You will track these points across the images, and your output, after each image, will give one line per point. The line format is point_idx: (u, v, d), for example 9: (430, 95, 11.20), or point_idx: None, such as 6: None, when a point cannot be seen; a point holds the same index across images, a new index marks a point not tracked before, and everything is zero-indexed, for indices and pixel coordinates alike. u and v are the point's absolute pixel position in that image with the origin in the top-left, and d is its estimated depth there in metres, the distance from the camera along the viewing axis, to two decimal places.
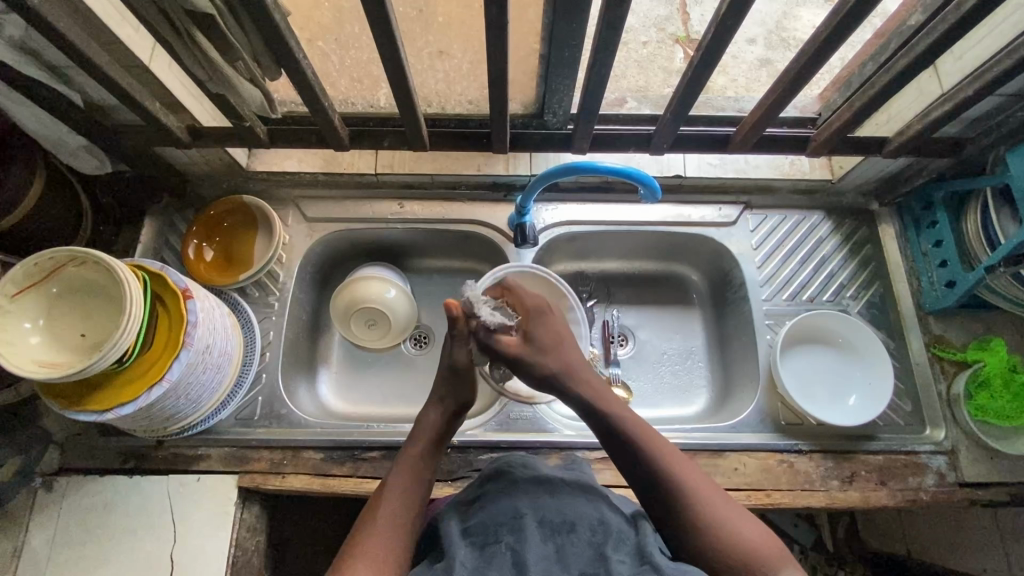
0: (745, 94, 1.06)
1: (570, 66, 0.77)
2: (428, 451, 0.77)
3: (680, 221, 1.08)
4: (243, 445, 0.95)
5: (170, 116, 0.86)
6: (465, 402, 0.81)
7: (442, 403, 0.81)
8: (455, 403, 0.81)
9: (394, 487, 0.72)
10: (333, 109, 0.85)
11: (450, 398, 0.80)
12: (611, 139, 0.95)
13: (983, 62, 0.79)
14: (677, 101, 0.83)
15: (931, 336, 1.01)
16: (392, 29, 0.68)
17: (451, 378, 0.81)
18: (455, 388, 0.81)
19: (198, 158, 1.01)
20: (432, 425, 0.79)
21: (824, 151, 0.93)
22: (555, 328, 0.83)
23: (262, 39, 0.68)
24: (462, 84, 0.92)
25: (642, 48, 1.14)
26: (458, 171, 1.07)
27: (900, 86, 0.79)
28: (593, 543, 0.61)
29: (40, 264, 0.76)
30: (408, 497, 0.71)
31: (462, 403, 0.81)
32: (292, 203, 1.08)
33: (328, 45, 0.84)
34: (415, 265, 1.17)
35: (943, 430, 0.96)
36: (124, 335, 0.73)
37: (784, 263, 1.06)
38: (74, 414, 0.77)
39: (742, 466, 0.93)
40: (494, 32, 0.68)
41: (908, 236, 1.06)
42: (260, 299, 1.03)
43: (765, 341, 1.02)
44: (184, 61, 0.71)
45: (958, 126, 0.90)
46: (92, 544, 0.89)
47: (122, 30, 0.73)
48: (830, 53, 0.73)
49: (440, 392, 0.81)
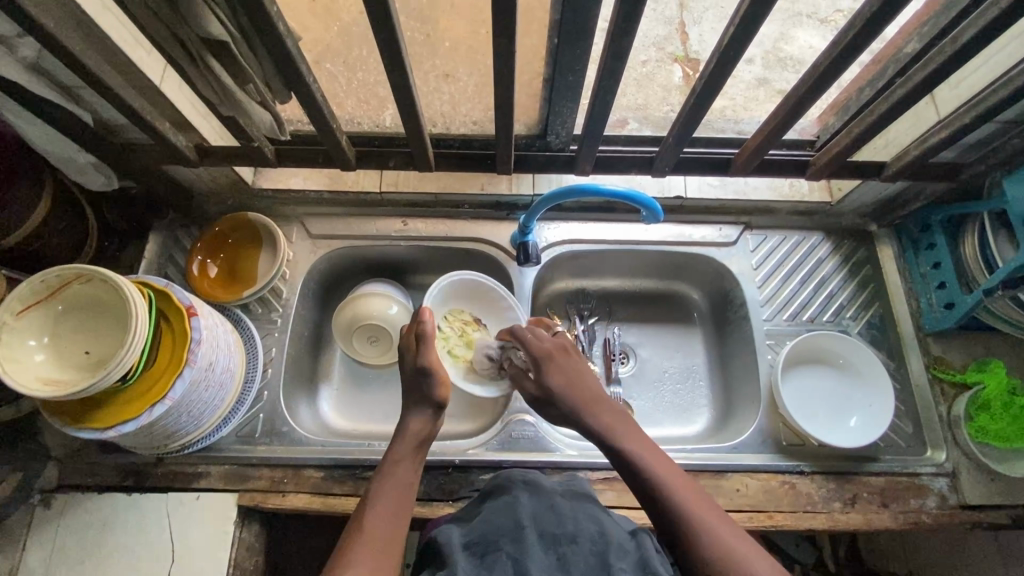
0: (745, 115, 1.08)
1: (573, 90, 0.78)
2: (413, 455, 0.77)
3: (681, 241, 1.09)
4: (244, 463, 0.95)
5: (179, 135, 0.87)
6: (440, 399, 0.82)
7: (419, 407, 0.81)
8: (432, 402, 0.82)
9: (386, 488, 0.72)
10: (340, 129, 0.86)
11: (425, 397, 0.81)
12: (613, 160, 0.97)
13: (978, 90, 0.81)
14: (679, 126, 0.85)
15: (931, 357, 1.02)
16: (402, 56, 0.69)
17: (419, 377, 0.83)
18: (422, 390, 0.82)
19: (205, 176, 1.02)
20: (412, 431, 0.79)
21: (823, 175, 0.95)
22: (567, 373, 0.85)
23: (275, 66, 0.70)
24: (467, 105, 0.94)
25: (641, 67, 1.15)
26: (461, 190, 1.09)
27: (898, 114, 0.81)
28: (595, 553, 0.61)
29: (46, 280, 0.76)
30: (400, 496, 0.72)
31: (440, 400, 0.82)
32: (297, 220, 1.09)
33: (336, 68, 0.88)
34: (417, 282, 1.18)
35: (944, 452, 0.96)
36: (128, 353, 0.73)
37: (784, 284, 1.07)
38: (77, 432, 0.77)
39: (744, 488, 0.93)
40: (502, 60, 0.69)
41: (907, 257, 1.07)
42: (263, 315, 1.04)
43: (766, 361, 1.02)
44: (197, 84, 0.73)
45: (955, 151, 0.91)
46: (89, 562, 0.88)
47: (135, 53, 0.74)
48: (829, 83, 0.74)
49: (415, 396, 0.83)
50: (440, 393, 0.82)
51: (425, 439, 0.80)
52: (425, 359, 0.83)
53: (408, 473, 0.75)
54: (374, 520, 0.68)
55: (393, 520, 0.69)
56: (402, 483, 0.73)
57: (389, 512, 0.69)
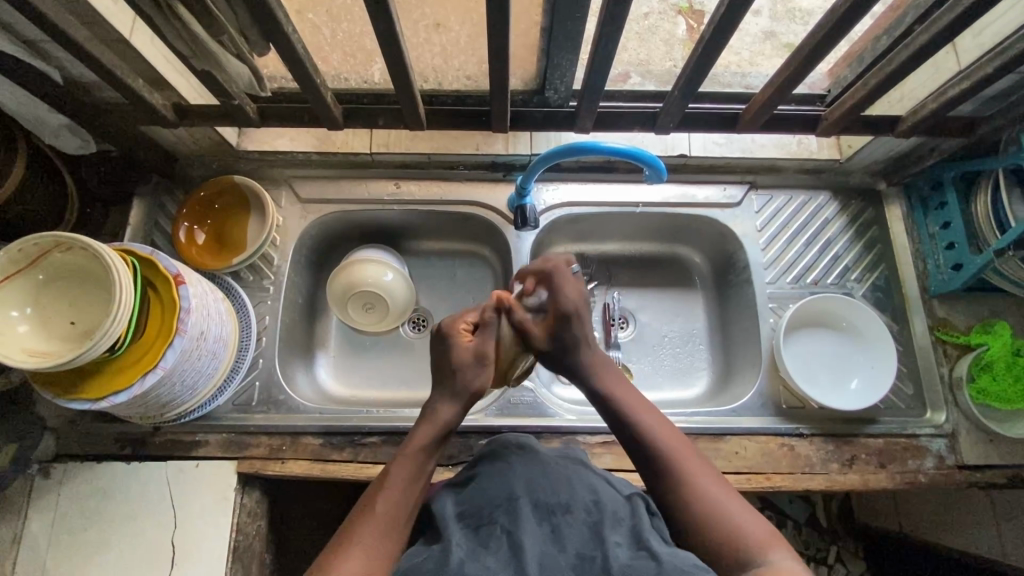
0: (751, 69, 1.03)
1: (573, 40, 0.73)
2: (433, 448, 0.70)
3: (685, 201, 1.06)
4: (242, 431, 0.94)
5: (155, 93, 0.82)
6: (479, 390, 0.75)
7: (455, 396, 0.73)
8: (467, 394, 0.73)
9: (398, 480, 0.66)
10: (325, 85, 0.81)
11: (462, 388, 0.73)
12: (614, 117, 0.92)
13: (1004, 37, 0.76)
14: (685, 79, 0.80)
15: (935, 319, 1.00)
16: (385, 1, 0.64)
17: (473, 364, 0.74)
18: (464, 378, 0.73)
19: (187, 137, 0.97)
20: (443, 421, 0.71)
21: (834, 131, 0.90)
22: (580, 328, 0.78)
23: (251, 15, 0.65)
24: (460, 59, 0.88)
25: (643, 20, 1.09)
26: (457, 150, 1.04)
27: (918, 64, 0.76)
28: (589, 524, 0.59)
29: (24, 249, 0.73)
30: (412, 491, 0.66)
31: (477, 392, 0.74)
32: (285, 184, 1.05)
33: (319, 18, 0.81)
34: (412, 247, 1.14)
35: (944, 413, 0.96)
36: (114, 323, 0.70)
37: (788, 245, 1.04)
38: (68, 403, 0.76)
39: (743, 450, 0.93)
40: (495, 6, 0.64)
41: (915, 218, 1.04)
42: (254, 283, 1.01)
43: (768, 325, 1.01)
44: (166, 35, 0.68)
45: (973, 103, 0.87)
46: (92, 529, 0.89)
47: (101, 3, 0.69)
48: (845, 30, 0.70)
49: (449, 379, 0.74)
50: (480, 383, 0.74)
51: (451, 430, 0.72)
52: (487, 348, 0.75)
53: (425, 465, 0.68)
54: (379, 513, 0.63)
55: (398, 514, 0.63)
56: (419, 475, 0.67)
57: (395, 506, 0.64)
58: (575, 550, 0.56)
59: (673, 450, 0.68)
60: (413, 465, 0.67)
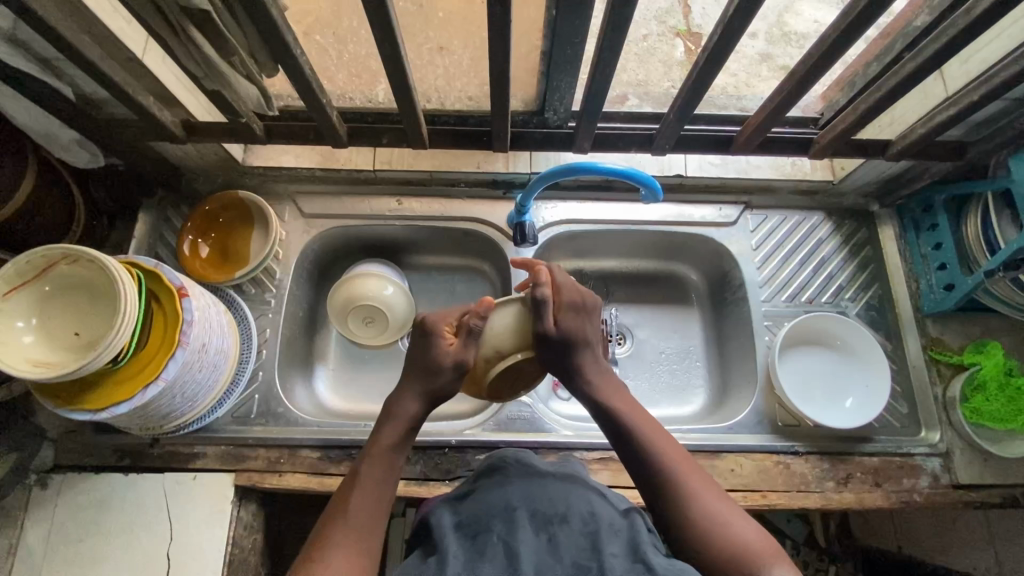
0: (746, 91, 1.06)
1: (572, 64, 0.76)
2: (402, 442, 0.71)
3: (681, 220, 1.07)
4: (240, 443, 0.95)
5: (165, 111, 0.85)
6: (444, 391, 0.74)
7: (415, 388, 0.74)
8: (427, 388, 0.73)
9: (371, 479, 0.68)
10: (331, 104, 0.84)
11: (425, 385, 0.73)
12: (612, 138, 0.94)
13: (989, 66, 0.79)
14: (680, 102, 0.82)
15: (929, 339, 1.02)
16: (391, 25, 0.66)
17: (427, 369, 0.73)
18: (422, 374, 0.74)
19: (193, 153, 0.99)
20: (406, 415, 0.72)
21: (826, 153, 0.93)
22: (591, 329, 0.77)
23: (260, 37, 0.67)
24: (463, 80, 0.91)
25: (642, 42, 1.13)
26: (457, 168, 1.07)
27: (906, 91, 0.79)
28: (586, 534, 0.60)
29: (31, 261, 0.74)
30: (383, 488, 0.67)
31: (440, 390, 0.73)
32: (289, 199, 1.07)
33: (326, 39, 0.85)
34: (413, 262, 1.16)
35: (938, 432, 0.97)
36: (117, 335, 0.71)
37: (783, 265, 1.06)
38: (69, 414, 0.76)
39: (739, 467, 0.93)
40: (498, 32, 0.67)
41: (907, 238, 1.06)
42: (257, 296, 1.02)
43: (764, 342, 1.02)
44: (179, 55, 0.70)
45: (962, 129, 0.89)
46: (88, 541, 0.89)
47: (116, 24, 0.71)
48: (835, 58, 0.72)
49: (415, 376, 0.74)
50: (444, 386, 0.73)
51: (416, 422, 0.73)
52: (440, 359, 0.73)
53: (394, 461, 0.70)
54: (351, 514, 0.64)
55: (371, 514, 0.65)
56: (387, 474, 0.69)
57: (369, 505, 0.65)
58: (571, 560, 0.57)
59: (670, 455, 0.70)
60: (383, 462, 0.69)
